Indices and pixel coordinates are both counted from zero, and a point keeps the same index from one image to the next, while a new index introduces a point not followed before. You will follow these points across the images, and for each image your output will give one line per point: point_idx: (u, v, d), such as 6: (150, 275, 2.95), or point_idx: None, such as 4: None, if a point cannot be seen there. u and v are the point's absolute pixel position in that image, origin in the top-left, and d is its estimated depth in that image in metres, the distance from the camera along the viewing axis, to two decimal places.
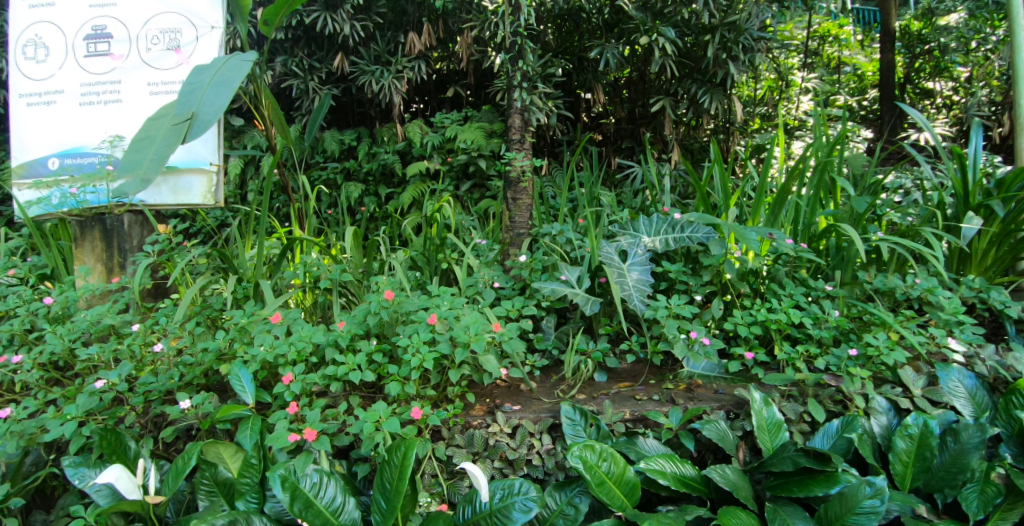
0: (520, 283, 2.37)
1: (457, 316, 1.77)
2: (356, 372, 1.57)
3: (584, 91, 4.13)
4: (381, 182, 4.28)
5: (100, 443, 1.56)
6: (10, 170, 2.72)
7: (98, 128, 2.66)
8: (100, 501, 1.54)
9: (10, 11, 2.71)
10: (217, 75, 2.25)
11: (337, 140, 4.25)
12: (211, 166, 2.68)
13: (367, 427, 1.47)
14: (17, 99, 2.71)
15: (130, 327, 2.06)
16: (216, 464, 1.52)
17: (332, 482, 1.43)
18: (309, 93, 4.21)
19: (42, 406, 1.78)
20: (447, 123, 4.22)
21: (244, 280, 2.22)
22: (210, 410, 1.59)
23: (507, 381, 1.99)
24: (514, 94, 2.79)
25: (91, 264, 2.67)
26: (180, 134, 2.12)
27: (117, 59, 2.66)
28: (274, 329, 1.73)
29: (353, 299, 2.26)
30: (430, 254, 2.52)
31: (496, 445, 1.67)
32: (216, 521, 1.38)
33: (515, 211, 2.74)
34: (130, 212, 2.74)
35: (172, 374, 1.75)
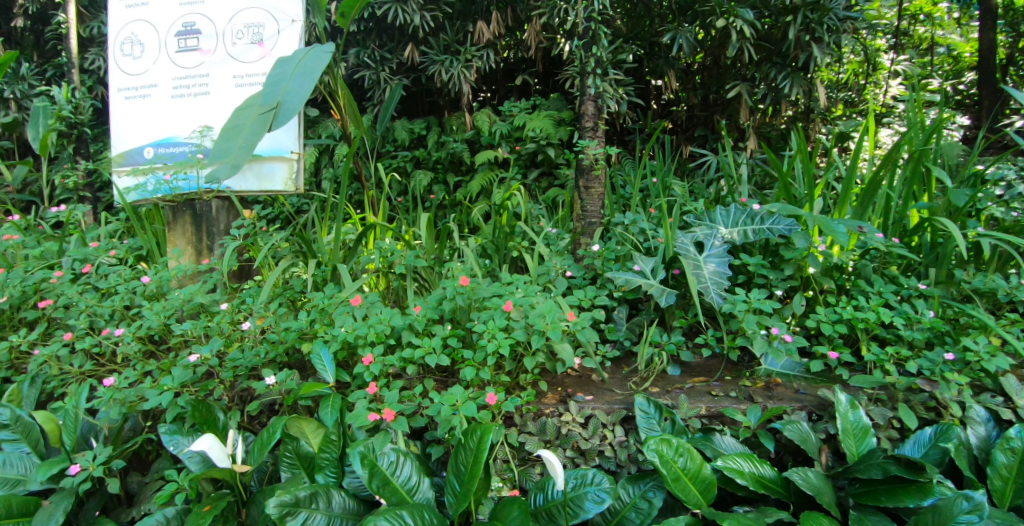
0: (591, 273, 2.35)
1: (532, 304, 1.76)
2: (432, 356, 1.59)
3: (655, 78, 4.05)
4: (450, 170, 4.34)
5: (193, 414, 1.63)
6: (111, 159, 2.92)
7: (188, 120, 2.81)
8: (192, 467, 1.64)
9: (111, 12, 2.91)
10: (299, 66, 2.34)
11: (407, 129, 4.32)
12: (292, 154, 2.79)
13: (443, 410, 1.48)
14: (117, 93, 2.90)
15: (219, 306, 2.16)
16: (298, 438, 1.57)
17: (407, 461, 1.46)
18: (381, 83, 4.29)
19: (141, 377, 1.90)
20: (515, 112, 4.25)
21: (322, 264, 2.28)
22: (293, 386, 1.64)
23: (578, 371, 1.97)
24: (588, 80, 2.75)
25: (182, 247, 2.83)
26: (267, 122, 2.20)
27: (206, 53, 2.79)
28: (354, 311, 1.76)
29: (426, 285, 2.29)
30: (500, 242, 2.55)
31: (569, 434, 1.66)
32: (299, 492, 1.43)
33: (587, 200, 2.69)
34: (218, 198, 2.85)
35: (258, 351, 1.81)
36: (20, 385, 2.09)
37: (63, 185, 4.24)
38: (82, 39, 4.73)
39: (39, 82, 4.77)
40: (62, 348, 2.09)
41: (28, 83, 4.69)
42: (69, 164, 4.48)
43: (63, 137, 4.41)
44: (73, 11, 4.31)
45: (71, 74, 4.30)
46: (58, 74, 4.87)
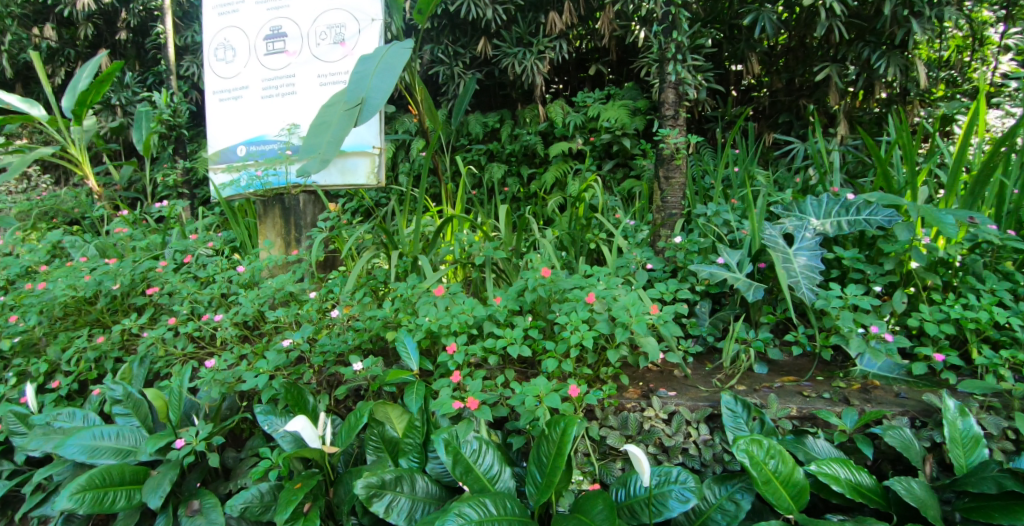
0: (672, 266, 2.29)
1: (615, 297, 1.73)
2: (514, 346, 1.60)
3: (735, 62, 3.86)
4: (524, 163, 4.33)
5: (286, 396, 1.71)
6: (208, 157, 3.09)
7: (277, 118, 2.94)
8: (285, 446, 1.73)
9: (206, 20, 3.08)
10: (382, 63, 2.40)
11: (481, 123, 4.36)
12: (373, 149, 2.84)
13: (527, 401, 1.49)
14: (212, 96, 3.08)
15: (307, 294, 2.26)
16: (384, 423, 1.60)
17: (489, 450, 1.48)
18: (455, 78, 4.34)
19: (236, 360, 1.99)
20: (589, 102, 4.22)
21: (404, 255, 2.33)
22: (379, 373, 1.69)
23: (659, 366, 1.93)
24: (667, 67, 2.67)
25: (273, 239, 2.99)
26: (352, 118, 2.27)
27: (292, 55, 2.91)
28: (437, 301, 1.80)
29: (504, 276, 2.30)
30: (576, 235, 2.53)
31: (651, 430, 1.62)
32: (385, 474, 1.48)
33: (667, 191, 2.62)
34: (305, 192, 2.97)
35: (345, 337, 1.86)
36: (131, 364, 2.26)
37: (164, 183, 4.57)
38: (178, 47, 5.06)
39: (142, 89, 5.15)
40: (168, 332, 2.24)
41: (132, 90, 5.07)
42: (170, 164, 4.82)
43: (164, 138, 4.75)
44: (171, 20, 4.62)
45: (169, 79, 4.61)
46: (158, 81, 5.25)
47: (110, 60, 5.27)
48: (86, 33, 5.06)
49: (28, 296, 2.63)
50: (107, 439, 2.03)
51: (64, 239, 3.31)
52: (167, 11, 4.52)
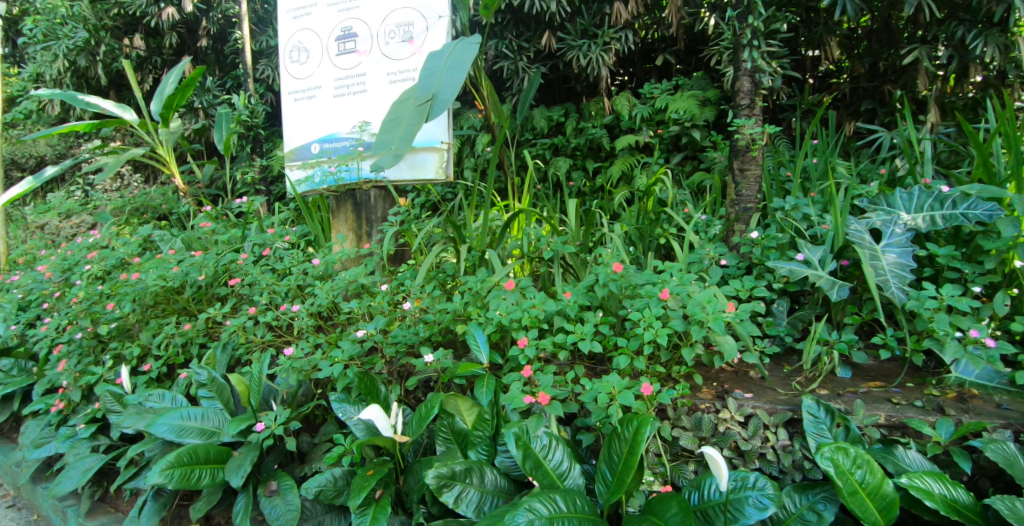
0: (747, 263, 2.21)
1: (689, 293, 1.69)
2: (585, 342, 1.59)
3: (811, 48, 3.70)
4: (589, 156, 4.28)
5: (359, 385, 1.73)
6: (284, 155, 3.21)
7: (348, 116, 3.01)
8: (358, 433, 1.77)
9: (280, 24, 3.20)
10: (451, 58, 2.42)
11: (546, 117, 4.34)
12: (442, 144, 2.86)
13: (600, 397, 1.47)
14: (288, 96, 3.19)
15: (378, 287, 2.31)
16: (453, 415, 1.62)
17: (559, 446, 1.47)
18: (519, 73, 4.33)
19: (312, 348, 2.05)
20: (657, 94, 4.14)
21: (473, 249, 2.34)
22: (450, 365, 1.70)
23: (734, 366, 1.87)
24: (743, 54, 2.56)
25: (345, 233, 3.07)
26: (423, 113, 2.31)
27: (362, 54, 2.98)
28: (508, 295, 1.80)
29: (572, 271, 2.28)
30: (645, 230, 2.47)
31: (726, 433, 1.59)
32: (456, 465, 1.49)
33: (742, 184, 2.52)
34: (376, 188, 3.03)
35: (416, 330, 1.88)
36: (214, 350, 2.39)
37: (243, 180, 4.79)
38: (254, 51, 5.30)
39: (221, 92, 5.43)
40: (248, 320, 2.35)
41: (213, 94, 5.36)
42: (247, 162, 5.06)
43: (242, 138, 4.99)
44: (247, 26, 4.85)
45: (247, 82, 4.84)
46: (236, 84, 5.53)
47: (192, 66, 5.58)
48: (171, 41, 5.37)
49: (124, 285, 2.82)
50: (193, 420, 2.14)
51: (154, 233, 3.53)
52: (244, 18, 4.74)
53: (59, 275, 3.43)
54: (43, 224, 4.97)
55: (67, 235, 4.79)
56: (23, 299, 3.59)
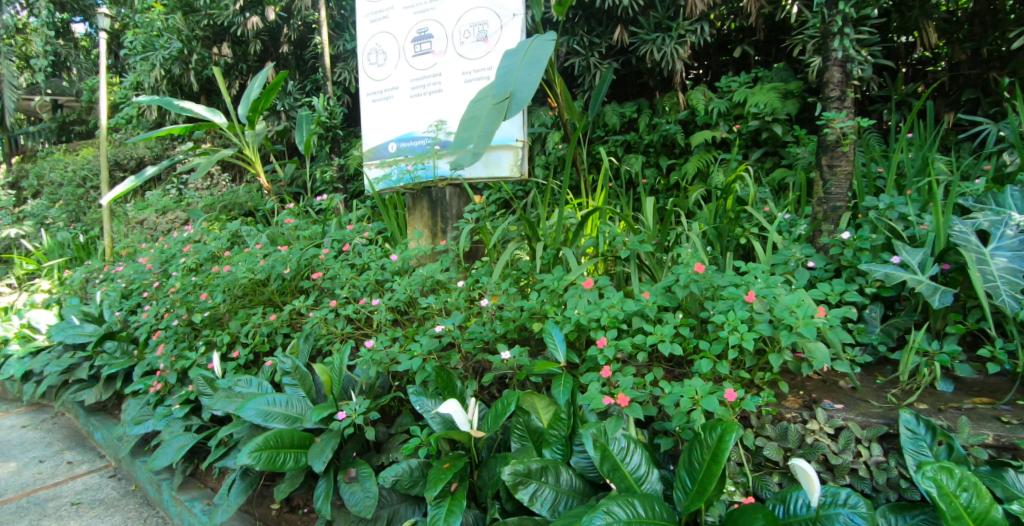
0: (835, 265, 2.11)
1: (777, 296, 1.63)
2: (665, 344, 1.57)
3: (904, 34, 3.48)
4: (663, 153, 4.19)
5: (437, 379, 1.77)
6: (363, 154, 3.30)
7: (425, 116, 3.07)
8: (434, 426, 1.78)
9: (359, 28, 3.30)
10: (527, 56, 2.43)
11: (618, 113, 4.27)
12: (516, 142, 2.88)
13: (683, 402, 1.44)
14: (366, 98, 3.28)
15: (453, 283, 2.35)
16: (530, 413, 1.64)
17: (637, 449, 1.45)
18: (591, 69, 4.27)
19: (391, 341, 2.11)
20: (734, 87, 4.00)
21: (548, 247, 2.34)
22: (527, 363, 1.71)
23: (822, 375, 1.81)
24: (832, 43, 2.42)
25: (421, 229, 3.13)
26: (501, 111, 2.33)
27: (438, 55, 3.02)
28: (586, 294, 1.79)
29: (648, 272, 2.24)
30: (723, 229, 2.39)
31: (815, 445, 1.54)
32: (532, 463, 1.49)
33: (830, 182, 2.39)
34: (452, 185, 3.08)
35: (492, 327, 1.90)
36: (297, 340, 2.49)
37: (322, 179, 4.98)
38: (332, 55, 5.52)
39: (301, 96, 5.70)
40: (330, 312, 2.44)
41: (294, 97, 5.64)
42: (326, 162, 5.26)
43: (322, 139, 5.20)
44: (326, 32, 5.05)
45: (327, 85, 5.07)
46: (315, 87, 5.78)
47: (275, 71, 5.86)
48: (256, 48, 5.67)
49: (215, 278, 3.00)
50: (278, 406, 2.25)
51: (242, 228, 3.73)
52: (323, 23, 4.94)
53: (157, 267, 3.68)
54: (142, 219, 5.35)
55: (163, 229, 5.13)
56: (126, 287, 3.87)
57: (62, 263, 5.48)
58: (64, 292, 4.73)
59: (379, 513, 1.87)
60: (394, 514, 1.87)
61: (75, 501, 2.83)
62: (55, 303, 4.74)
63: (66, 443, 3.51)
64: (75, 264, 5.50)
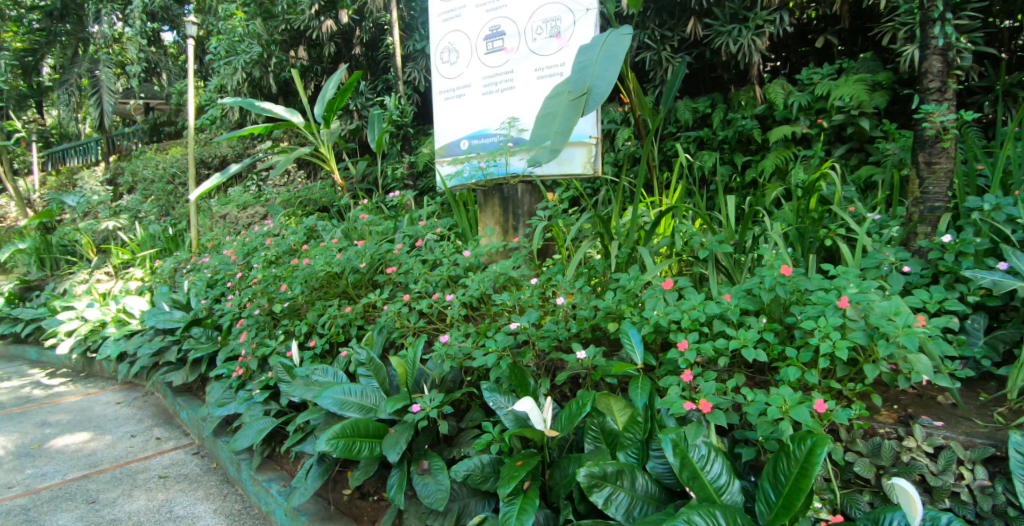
0: (933, 270, 1.98)
1: (873, 302, 1.55)
2: (749, 349, 1.52)
3: (1009, 18, 3.21)
4: (738, 150, 4.04)
5: (511, 377, 1.77)
6: (435, 151, 3.35)
7: (497, 113, 3.08)
8: (507, 423, 1.79)
9: (432, 27, 3.34)
10: (603, 51, 2.41)
11: (690, 109, 4.15)
12: (590, 139, 2.84)
13: (771, 411, 1.39)
14: (438, 96, 3.32)
15: (525, 280, 2.35)
16: (605, 414, 1.62)
17: (719, 458, 1.41)
18: (662, 63, 4.16)
19: (464, 337, 2.14)
20: (816, 79, 3.81)
21: (622, 246, 2.30)
22: (603, 363, 1.69)
23: (917, 388, 1.69)
24: (931, 30, 2.26)
25: (493, 227, 3.16)
26: (578, 108, 2.32)
27: (510, 52, 3.02)
28: (665, 294, 1.75)
29: (726, 274, 2.17)
30: (806, 230, 2.28)
31: (912, 464, 1.46)
32: (608, 467, 1.47)
33: (928, 180, 2.23)
34: (524, 182, 3.07)
35: (567, 326, 1.89)
36: (372, 332, 2.55)
37: (393, 175, 5.09)
38: (403, 55, 5.64)
39: (373, 95, 5.85)
40: (404, 306, 2.50)
41: (366, 96, 5.79)
42: (396, 159, 5.39)
43: (393, 137, 5.33)
44: (397, 32, 5.15)
45: (398, 84, 5.18)
46: (386, 87, 5.93)
47: (348, 72, 6.03)
48: (330, 50, 5.86)
49: (294, 270, 3.12)
50: (353, 396, 2.31)
51: (318, 223, 3.87)
52: (394, 24, 5.06)
53: (240, 258, 3.88)
54: (226, 214, 5.65)
55: (244, 224, 5.41)
56: (211, 277, 4.10)
57: (154, 253, 5.86)
58: (156, 281, 5.06)
59: (450, 507, 1.90)
60: (464, 509, 1.89)
61: (163, 475, 3.02)
62: (147, 291, 5.08)
63: (155, 420, 3.76)
64: (165, 254, 5.87)
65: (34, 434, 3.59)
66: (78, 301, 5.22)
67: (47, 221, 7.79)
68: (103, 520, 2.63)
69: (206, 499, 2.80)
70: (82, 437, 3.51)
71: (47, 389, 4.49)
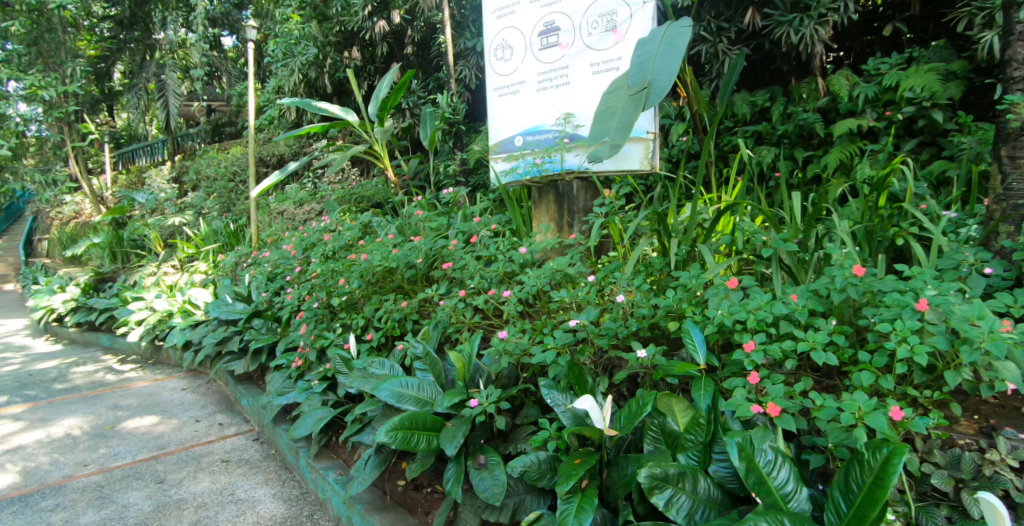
0: (1018, 273, 1.88)
1: (953, 305, 1.49)
2: (819, 352, 1.48)
3: None
4: (798, 144, 3.90)
5: (570, 374, 1.77)
6: (490, 148, 3.36)
7: (552, 109, 3.06)
8: (565, 421, 1.78)
9: (487, 25, 3.35)
10: (663, 44, 2.37)
11: (748, 102, 4.03)
12: (648, 134, 2.79)
13: (845, 417, 1.36)
14: (493, 92, 3.33)
15: (581, 277, 2.34)
16: (666, 415, 1.60)
17: (786, 464, 1.38)
18: (719, 56, 4.05)
19: (521, 333, 2.15)
20: (884, 70, 3.64)
21: (681, 244, 2.26)
22: (664, 362, 1.67)
23: (999, 397, 1.61)
24: (1016, 15, 2.12)
25: (547, 223, 3.19)
26: (639, 102, 2.31)
27: (565, 48, 3.00)
28: (730, 294, 1.72)
29: (789, 274, 2.11)
30: (874, 228, 2.19)
31: (994, 477, 1.39)
32: (669, 468, 1.45)
33: (1011, 176, 2.09)
34: (579, 179, 3.08)
35: (627, 324, 1.88)
36: (428, 327, 2.60)
37: (445, 172, 5.15)
38: (454, 53, 5.68)
39: (425, 94, 5.92)
40: (460, 302, 2.53)
41: (418, 95, 5.86)
42: (448, 156, 5.45)
43: (445, 134, 5.39)
44: (449, 30, 5.19)
45: (450, 82, 5.23)
46: (438, 85, 6.00)
47: (401, 71, 6.13)
48: (383, 51, 5.96)
49: (351, 265, 3.20)
50: (411, 389, 2.35)
51: (373, 220, 3.96)
52: (446, 23, 5.10)
53: (300, 253, 4.00)
54: (284, 211, 5.84)
55: (302, 220, 5.57)
56: (272, 271, 4.25)
57: (217, 248, 6.11)
58: (219, 274, 5.28)
59: (506, 502, 1.91)
60: (520, 504, 1.91)
61: (225, 459, 3.16)
62: (211, 284, 5.31)
63: (218, 406, 3.92)
64: (227, 249, 6.11)
65: (107, 416, 3.80)
66: (148, 292, 5.49)
67: (119, 217, 8.23)
68: (170, 499, 2.76)
69: (266, 484, 2.91)
70: (150, 420, 3.70)
71: (119, 374, 4.74)
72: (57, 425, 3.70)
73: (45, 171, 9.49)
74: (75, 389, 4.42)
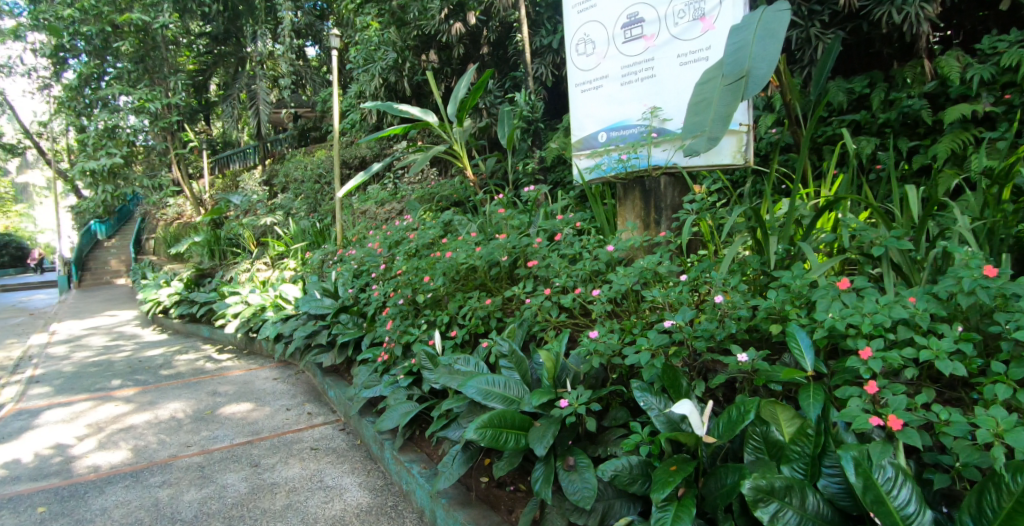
0: None
1: None
2: (946, 361, 1.36)
3: None
4: (903, 133, 3.63)
5: (664, 376, 1.73)
6: (572, 145, 3.32)
7: (637, 103, 2.99)
8: (659, 425, 1.73)
9: (567, 19, 3.30)
10: (759, 31, 2.27)
11: (845, 90, 3.79)
12: (741, 126, 2.68)
13: (982, 433, 1.25)
14: (574, 88, 3.28)
15: (670, 276, 2.27)
16: (770, 423, 1.54)
17: (908, 484, 1.28)
18: (811, 41, 3.82)
19: (610, 333, 2.11)
20: (1002, 48, 3.32)
21: (781, 241, 2.15)
22: (768, 368, 1.59)
23: None
24: None
25: (633, 221, 3.11)
26: (736, 92, 2.23)
27: (650, 40, 2.91)
28: (840, 296, 1.62)
29: (902, 274, 1.96)
30: (998, 224, 2.01)
31: None
32: (776, 480, 1.39)
33: None
34: (667, 174, 3.01)
35: (725, 326, 1.80)
36: (514, 325, 2.60)
37: (524, 171, 5.16)
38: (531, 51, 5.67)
39: (501, 93, 5.95)
40: (546, 301, 2.52)
41: (495, 95, 5.90)
42: (527, 154, 5.46)
43: (523, 133, 5.38)
44: (526, 29, 5.18)
45: (528, 80, 5.22)
46: (514, 84, 6.01)
47: (477, 72, 6.18)
48: (460, 52, 6.03)
49: (434, 263, 3.26)
50: (498, 386, 2.36)
51: (453, 218, 4.02)
52: (523, 21, 5.10)
53: (384, 252, 4.11)
54: (368, 210, 6.04)
55: (383, 219, 5.74)
56: (357, 268, 4.39)
57: (305, 246, 6.31)
58: (307, 271, 5.52)
59: (595, 506, 1.89)
60: (609, 509, 1.87)
61: (314, 447, 3.30)
62: (300, 280, 5.56)
63: (307, 396, 4.11)
64: (314, 247, 6.38)
65: (208, 402, 4.07)
66: (243, 288, 5.83)
67: (217, 218, 8.80)
68: (265, 483, 2.92)
69: (353, 472, 3.01)
70: (245, 407, 3.93)
71: (217, 363, 5.07)
72: (163, 408, 3.99)
73: (152, 177, 10.28)
74: (180, 376, 4.76)
